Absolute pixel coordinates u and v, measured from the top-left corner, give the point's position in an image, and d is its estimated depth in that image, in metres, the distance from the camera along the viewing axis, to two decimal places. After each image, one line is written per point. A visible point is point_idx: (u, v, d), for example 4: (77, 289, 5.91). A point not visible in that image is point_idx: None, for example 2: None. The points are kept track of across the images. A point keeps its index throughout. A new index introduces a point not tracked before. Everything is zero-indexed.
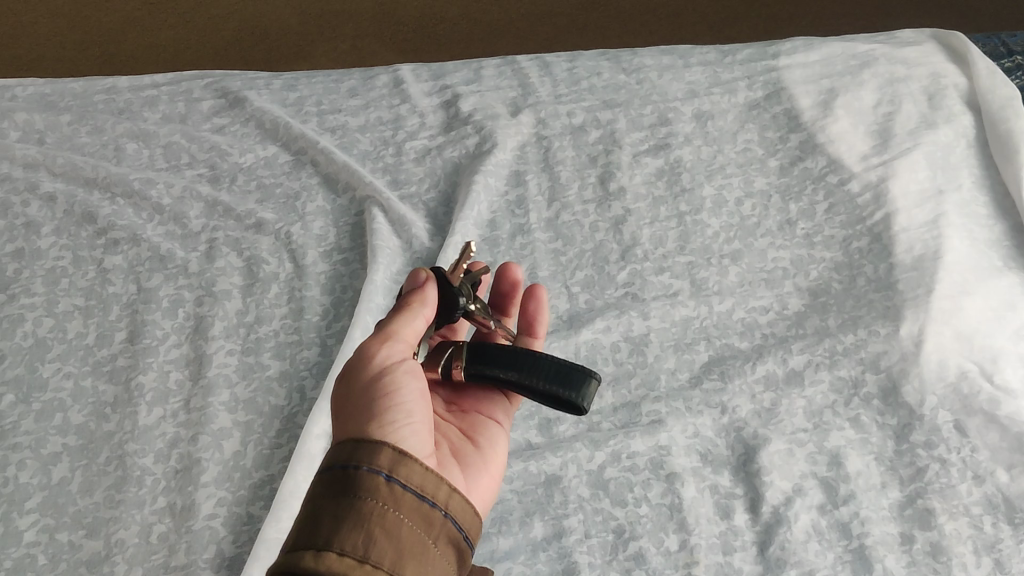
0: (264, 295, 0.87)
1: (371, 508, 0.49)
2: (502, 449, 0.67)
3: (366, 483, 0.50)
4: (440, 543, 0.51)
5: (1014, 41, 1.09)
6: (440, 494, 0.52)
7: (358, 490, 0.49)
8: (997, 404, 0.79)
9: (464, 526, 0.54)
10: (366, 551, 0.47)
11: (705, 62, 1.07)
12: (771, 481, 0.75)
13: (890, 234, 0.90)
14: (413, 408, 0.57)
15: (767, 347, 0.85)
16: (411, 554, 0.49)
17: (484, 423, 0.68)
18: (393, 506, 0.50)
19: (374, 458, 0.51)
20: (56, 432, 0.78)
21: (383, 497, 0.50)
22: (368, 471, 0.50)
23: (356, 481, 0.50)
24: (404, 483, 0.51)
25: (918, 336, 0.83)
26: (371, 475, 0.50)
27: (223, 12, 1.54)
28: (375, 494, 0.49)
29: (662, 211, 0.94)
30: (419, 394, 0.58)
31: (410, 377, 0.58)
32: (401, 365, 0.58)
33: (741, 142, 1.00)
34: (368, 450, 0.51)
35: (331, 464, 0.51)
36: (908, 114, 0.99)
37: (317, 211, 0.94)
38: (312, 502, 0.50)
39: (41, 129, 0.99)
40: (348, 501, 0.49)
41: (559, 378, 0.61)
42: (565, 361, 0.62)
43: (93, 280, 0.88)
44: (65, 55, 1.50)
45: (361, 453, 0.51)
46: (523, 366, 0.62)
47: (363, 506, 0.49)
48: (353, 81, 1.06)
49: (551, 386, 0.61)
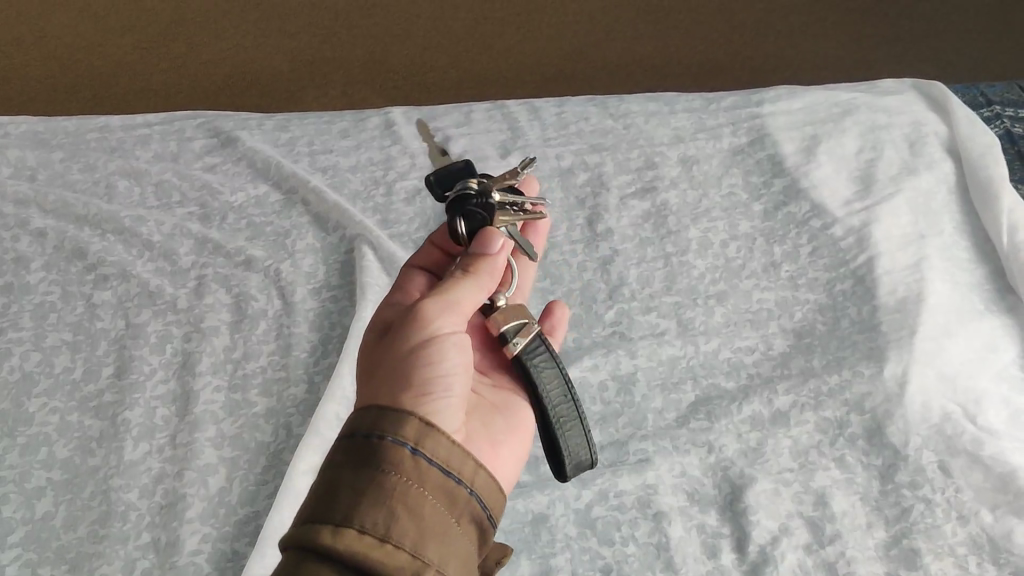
0: (252, 332, 0.87)
1: (396, 482, 0.47)
2: (529, 424, 0.67)
3: (390, 455, 0.48)
4: (465, 520, 0.49)
5: (993, 92, 1.11)
6: (469, 471, 0.50)
7: (383, 461, 0.47)
8: (980, 445, 0.79)
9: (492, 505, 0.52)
10: (387, 530, 0.45)
11: (691, 108, 1.09)
12: (758, 520, 0.76)
13: (874, 276, 0.92)
14: (451, 382, 0.56)
15: (753, 387, 0.85)
16: (433, 532, 0.47)
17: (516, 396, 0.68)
18: (418, 483, 0.47)
19: (399, 430, 0.49)
20: (41, 467, 0.78)
21: (407, 472, 0.47)
22: (393, 444, 0.48)
23: (378, 453, 0.48)
24: (430, 458, 0.49)
25: (902, 376, 0.84)
26: (395, 447, 0.48)
27: (213, 60, 1.57)
28: (398, 468, 0.47)
29: (649, 252, 0.96)
30: (460, 368, 0.57)
31: (456, 352, 0.57)
32: (450, 338, 0.57)
33: (725, 187, 1.02)
34: (393, 419, 0.49)
35: (354, 431, 0.50)
36: (890, 161, 1.02)
37: (307, 248, 0.95)
38: (328, 472, 0.48)
39: (33, 166, 0.99)
40: (370, 475, 0.47)
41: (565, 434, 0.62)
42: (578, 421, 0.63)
43: (81, 315, 0.88)
44: (55, 97, 1.51)
45: (389, 422, 0.49)
46: (556, 391, 0.63)
47: (387, 482, 0.47)
48: (345, 123, 1.07)
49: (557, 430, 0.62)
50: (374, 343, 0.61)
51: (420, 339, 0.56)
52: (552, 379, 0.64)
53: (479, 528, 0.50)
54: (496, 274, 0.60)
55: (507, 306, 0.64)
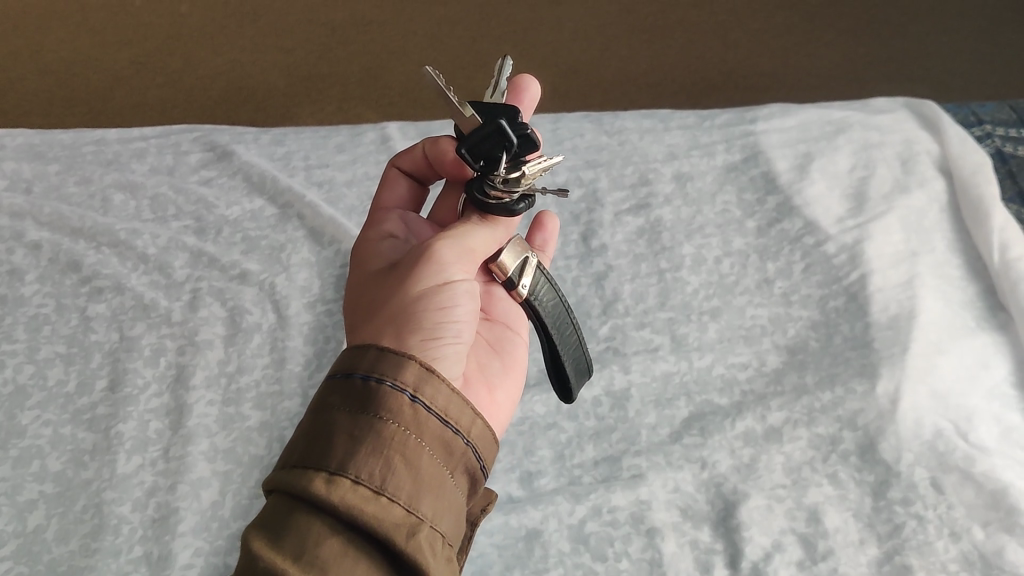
0: (246, 345, 0.87)
1: (393, 431, 0.47)
2: (521, 360, 0.70)
3: (389, 403, 0.48)
4: (456, 471, 0.50)
5: (985, 110, 1.12)
6: (466, 421, 0.51)
7: (381, 408, 0.47)
8: (972, 462, 0.79)
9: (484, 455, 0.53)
10: (383, 481, 0.45)
11: (685, 126, 1.09)
12: (751, 536, 0.76)
13: (867, 294, 0.92)
14: (461, 329, 0.56)
15: (746, 404, 0.86)
16: (428, 483, 0.47)
17: (509, 338, 0.70)
18: (416, 432, 0.48)
19: (399, 375, 0.49)
20: (33, 479, 0.78)
21: (407, 421, 0.48)
22: (392, 391, 0.48)
23: (377, 400, 0.48)
24: (428, 406, 0.49)
25: (893, 393, 0.84)
26: (395, 394, 0.48)
27: (210, 74, 1.57)
28: (397, 416, 0.47)
29: (643, 268, 0.96)
30: (469, 317, 0.57)
31: (466, 300, 0.57)
32: (461, 286, 0.57)
33: (719, 204, 1.02)
34: (393, 364, 0.49)
35: (353, 371, 0.50)
36: (882, 179, 1.02)
37: (302, 263, 0.95)
38: (325, 413, 0.48)
39: (29, 179, 0.99)
40: (369, 421, 0.47)
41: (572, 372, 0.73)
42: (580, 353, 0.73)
43: (75, 328, 0.88)
44: (51, 110, 1.51)
45: (389, 366, 0.49)
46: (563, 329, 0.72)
47: (385, 430, 0.47)
48: (341, 137, 1.07)
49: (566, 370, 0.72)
50: (375, 279, 0.60)
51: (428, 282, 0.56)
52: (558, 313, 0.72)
53: (469, 477, 0.52)
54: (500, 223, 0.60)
55: (512, 242, 0.68)
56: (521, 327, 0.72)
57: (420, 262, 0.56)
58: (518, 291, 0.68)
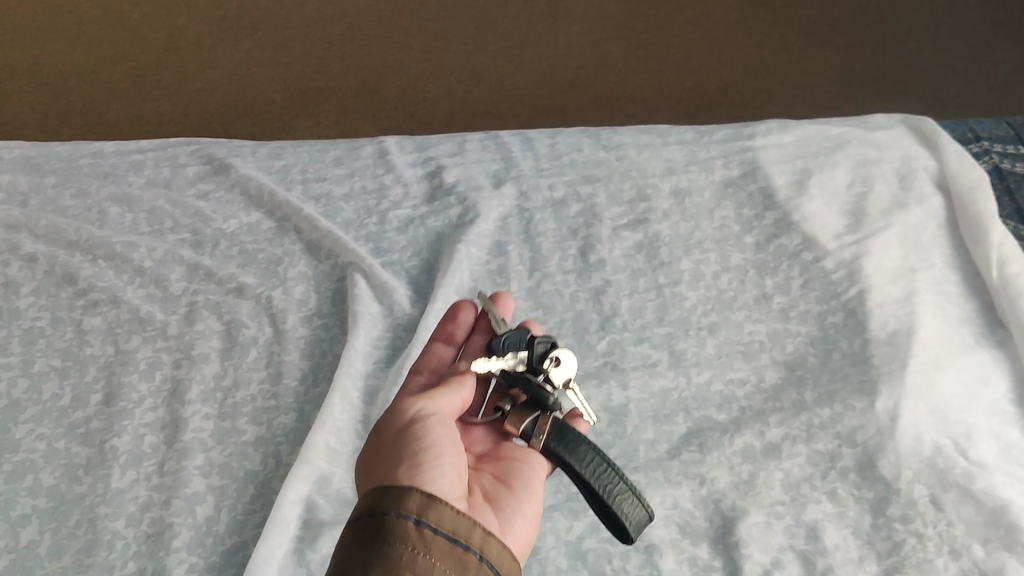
0: (243, 359, 0.87)
1: (403, 553, 0.49)
2: (537, 486, 0.68)
3: (395, 528, 0.50)
4: None
5: (982, 127, 1.12)
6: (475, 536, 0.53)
7: (389, 533, 0.50)
8: (971, 479, 0.79)
9: (505, 567, 0.54)
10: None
11: (683, 141, 1.09)
12: (750, 553, 0.75)
13: (865, 309, 0.92)
14: (440, 451, 0.60)
15: (744, 420, 0.85)
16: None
17: (518, 468, 0.69)
18: (425, 551, 0.50)
19: (401, 505, 0.52)
20: (27, 494, 0.77)
21: (413, 543, 0.50)
22: (397, 518, 0.51)
23: (383, 527, 0.50)
24: (436, 527, 0.52)
25: (893, 410, 0.83)
26: (399, 521, 0.51)
27: (207, 87, 1.57)
28: (404, 539, 0.50)
29: (641, 283, 0.96)
30: (447, 442, 0.61)
31: (441, 428, 0.62)
32: (432, 416, 0.62)
33: (717, 219, 1.02)
34: (394, 499, 0.52)
35: (359, 515, 0.53)
36: (880, 195, 1.02)
37: (298, 277, 0.95)
38: (340, 556, 0.51)
39: (26, 191, 0.99)
40: (377, 548, 0.49)
41: (612, 515, 0.67)
42: (611, 488, 0.66)
43: (70, 341, 0.87)
44: (48, 123, 1.51)
45: (393, 499, 0.52)
46: (589, 460, 0.67)
47: (394, 551, 0.49)
48: (338, 151, 1.07)
49: (606, 513, 0.67)
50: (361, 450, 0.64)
51: (414, 415, 0.62)
52: (591, 458, 0.68)
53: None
54: (467, 382, 0.68)
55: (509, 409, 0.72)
56: (540, 464, 0.70)
57: (389, 412, 0.63)
58: (533, 441, 0.69)
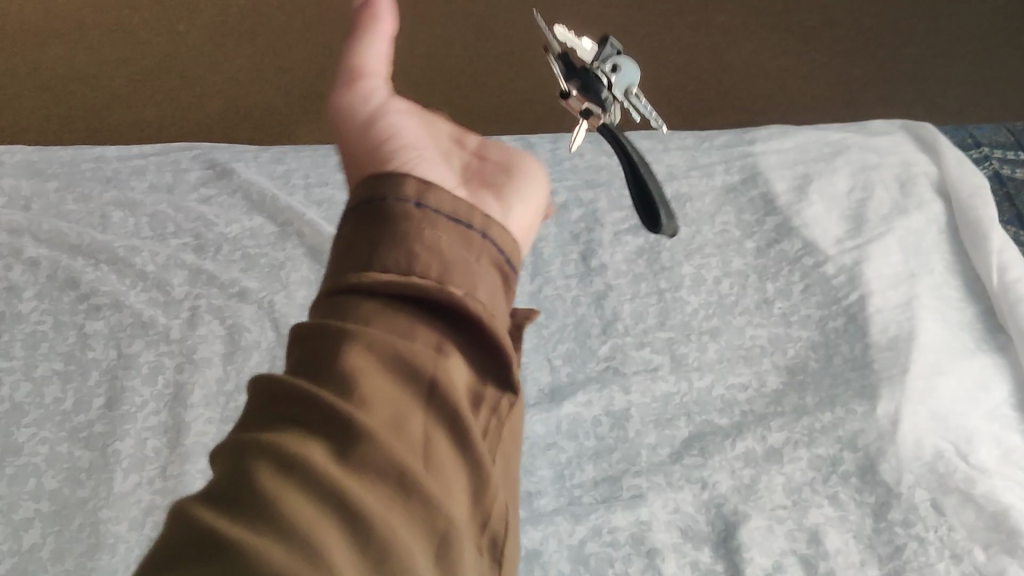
0: (245, 364, 0.87)
1: (352, 330, 0.38)
2: (540, 171, 0.56)
3: (345, 307, 0.40)
4: (443, 356, 0.40)
5: (982, 133, 1.12)
6: (474, 216, 0.43)
7: (339, 317, 0.39)
8: (972, 483, 0.79)
9: (486, 296, 0.42)
10: (345, 377, 0.37)
11: (684, 146, 1.08)
12: (751, 557, 0.76)
13: (866, 314, 0.92)
14: (405, 147, 0.51)
15: (746, 424, 0.85)
16: (401, 403, 0.37)
17: (511, 151, 0.56)
18: (368, 346, 0.38)
19: (355, 278, 0.40)
20: (30, 498, 0.77)
21: (366, 327, 0.38)
22: (353, 299, 0.40)
23: (334, 313, 0.40)
24: (377, 284, 0.40)
25: (894, 414, 0.84)
26: (353, 303, 0.40)
27: (208, 93, 1.58)
28: (356, 323, 0.38)
29: (643, 287, 0.96)
30: (416, 129, 0.53)
31: (403, 115, 0.53)
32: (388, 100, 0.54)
33: (718, 224, 1.03)
34: (348, 292, 0.40)
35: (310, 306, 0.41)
36: (880, 201, 1.03)
37: (301, 281, 0.95)
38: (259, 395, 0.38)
39: (27, 195, 0.99)
40: (320, 351, 0.38)
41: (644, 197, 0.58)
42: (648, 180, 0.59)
43: (72, 345, 0.88)
44: (49, 128, 1.52)
45: (384, 182, 0.43)
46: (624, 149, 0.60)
47: (341, 330, 0.38)
48: (340, 155, 1.07)
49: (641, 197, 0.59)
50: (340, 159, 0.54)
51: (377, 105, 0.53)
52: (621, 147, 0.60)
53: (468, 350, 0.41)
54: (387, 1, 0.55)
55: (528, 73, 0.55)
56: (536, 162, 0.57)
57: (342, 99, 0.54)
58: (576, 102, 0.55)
